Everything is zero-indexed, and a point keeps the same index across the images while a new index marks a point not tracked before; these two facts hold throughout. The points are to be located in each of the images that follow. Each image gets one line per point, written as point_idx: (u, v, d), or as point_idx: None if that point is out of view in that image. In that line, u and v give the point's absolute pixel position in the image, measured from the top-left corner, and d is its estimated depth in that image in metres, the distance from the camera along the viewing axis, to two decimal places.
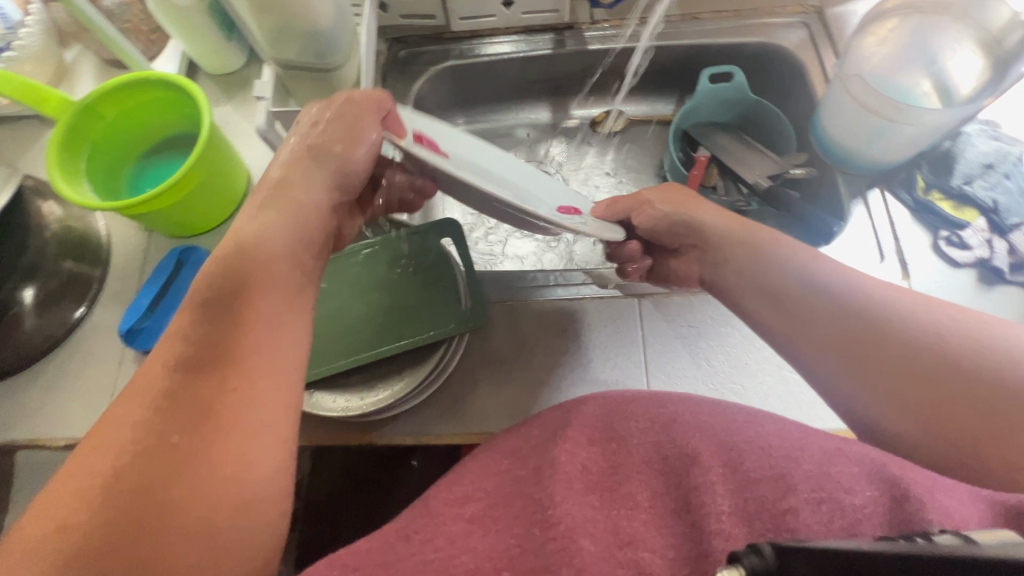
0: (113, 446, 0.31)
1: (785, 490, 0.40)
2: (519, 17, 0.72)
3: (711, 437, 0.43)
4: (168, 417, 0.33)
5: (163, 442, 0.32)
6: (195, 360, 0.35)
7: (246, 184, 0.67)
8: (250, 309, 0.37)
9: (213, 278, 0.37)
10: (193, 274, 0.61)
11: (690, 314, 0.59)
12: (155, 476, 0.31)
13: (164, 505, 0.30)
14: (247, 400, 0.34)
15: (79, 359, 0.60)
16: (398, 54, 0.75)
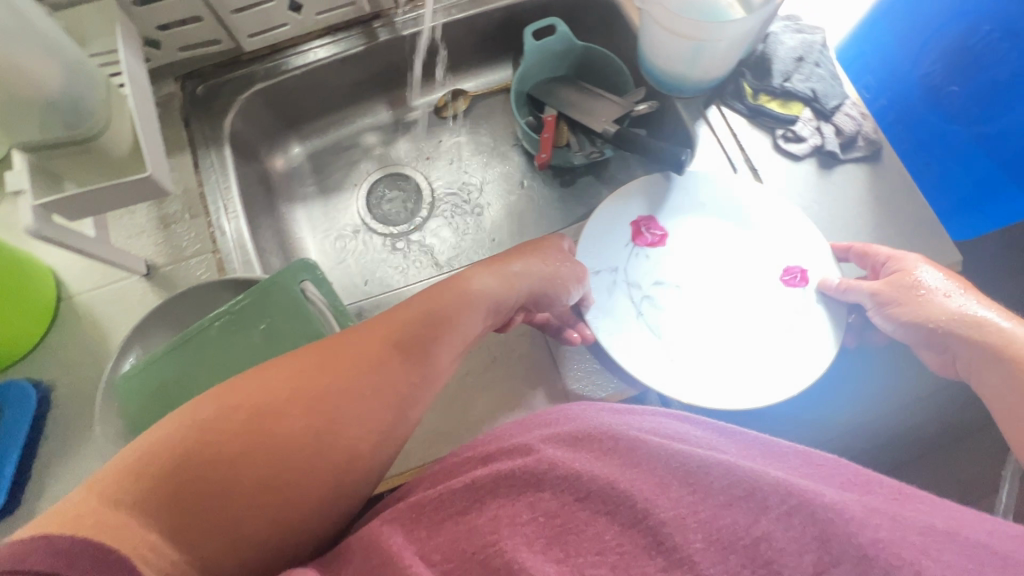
0: (288, 389, 0.35)
1: (755, 509, 0.32)
2: (316, 19, 0.66)
3: (667, 460, 0.35)
4: (317, 395, 0.36)
5: (361, 386, 0.37)
6: (377, 364, 0.38)
7: (57, 288, 0.57)
8: (453, 322, 0.42)
9: (412, 324, 0.40)
10: (19, 413, 0.52)
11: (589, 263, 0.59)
12: (317, 405, 0.36)
13: (272, 480, 0.33)
14: (387, 377, 0.38)
15: None
16: (195, 92, 0.66)
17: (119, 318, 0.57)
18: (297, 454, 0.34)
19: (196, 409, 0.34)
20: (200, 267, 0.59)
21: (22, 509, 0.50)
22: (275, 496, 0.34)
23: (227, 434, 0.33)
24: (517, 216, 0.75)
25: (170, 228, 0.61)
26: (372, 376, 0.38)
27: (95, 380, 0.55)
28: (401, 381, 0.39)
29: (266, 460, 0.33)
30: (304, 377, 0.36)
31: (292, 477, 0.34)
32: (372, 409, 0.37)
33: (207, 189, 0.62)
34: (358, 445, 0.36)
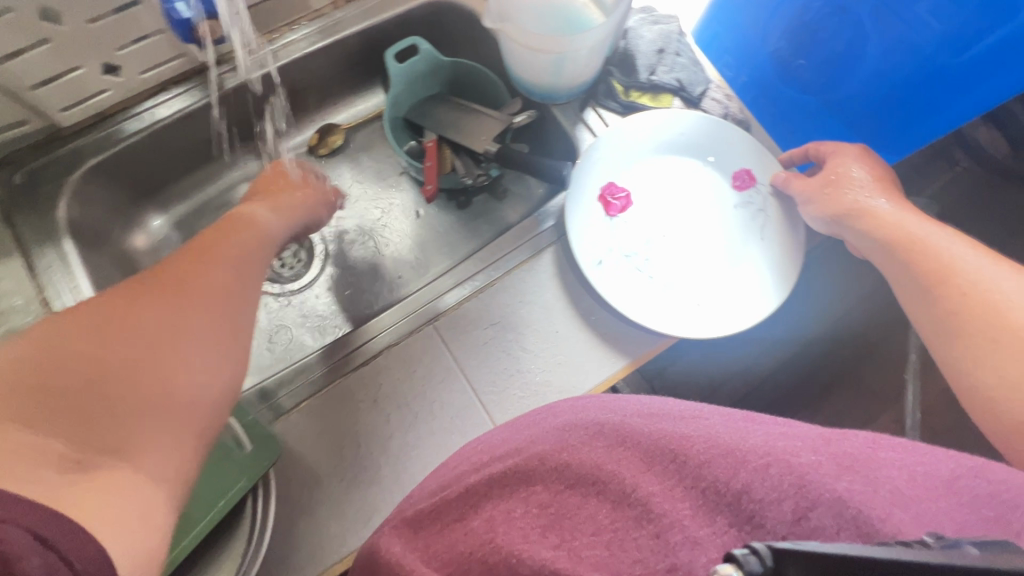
0: (128, 307, 0.35)
1: (733, 463, 0.31)
2: (142, 78, 0.59)
3: (652, 436, 0.34)
4: (163, 309, 0.35)
5: (183, 311, 0.35)
6: (219, 284, 0.39)
7: None
8: (258, 243, 0.44)
9: (234, 242, 0.43)
10: None
11: (506, 290, 0.57)
12: (143, 339, 0.33)
13: (111, 397, 0.31)
14: (227, 287, 0.39)
15: None
16: (12, 181, 0.56)
17: None
18: (137, 395, 0.32)
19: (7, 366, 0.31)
20: None
21: None
22: (134, 436, 0.31)
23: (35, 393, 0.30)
24: (421, 246, 0.71)
25: None
26: (183, 307, 0.36)
27: None
28: (217, 303, 0.37)
29: (101, 398, 0.31)
30: (110, 324, 0.33)
31: (149, 418, 0.32)
32: (212, 329, 0.36)
33: (48, 292, 0.53)
34: (204, 354, 0.35)
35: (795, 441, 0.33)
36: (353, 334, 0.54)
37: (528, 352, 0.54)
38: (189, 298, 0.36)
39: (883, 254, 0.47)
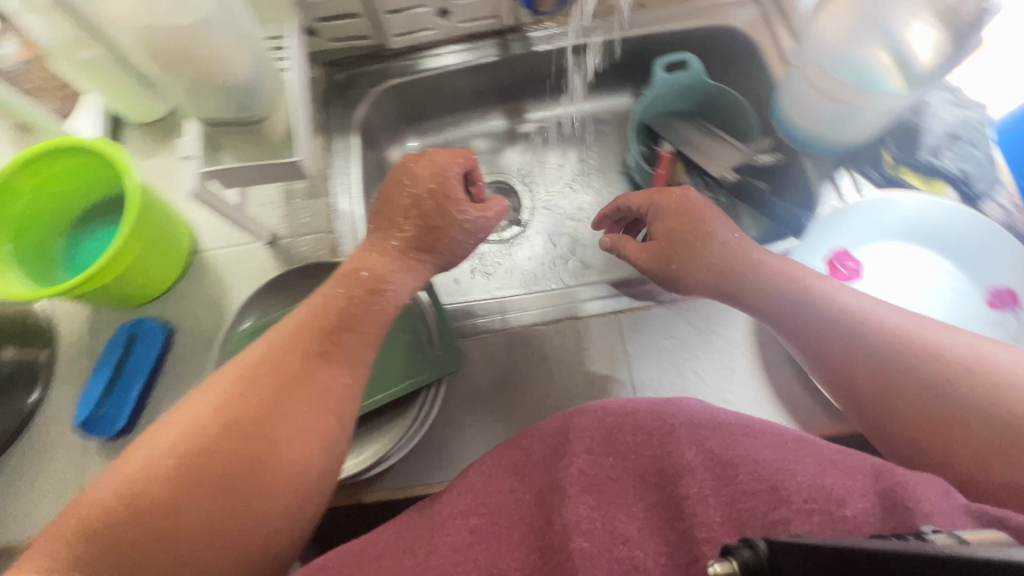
0: (211, 419, 0.41)
1: (776, 498, 0.35)
2: (458, 27, 0.68)
3: (709, 448, 0.39)
4: (248, 436, 0.41)
5: (289, 407, 0.42)
6: (318, 344, 0.45)
7: (192, 241, 0.63)
8: (333, 344, 0.45)
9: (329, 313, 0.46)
10: (146, 347, 0.58)
11: (694, 313, 0.58)
12: (250, 423, 0.41)
13: (220, 490, 0.39)
14: (333, 378, 0.45)
15: (38, 452, 0.57)
16: (336, 79, 0.70)
17: (239, 279, 0.62)
18: (240, 511, 0.39)
19: (109, 504, 0.37)
20: (316, 245, 0.63)
21: (134, 432, 0.57)
22: (259, 479, 0.40)
23: (135, 516, 0.37)
24: None
25: (293, 203, 0.64)
26: (305, 366, 0.44)
27: (211, 330, 0.60)
28: (327, 378, 0.44)
29: (226, 469, 0.39)
30: (211, 393, 0.42)
31: (251, 481, 0.40)
32: (308, 421, 0.43)
33: (332, 172, 0.67)
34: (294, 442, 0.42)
35: (845, 475, 0.37)
36: (552, 296, 0.60)
37: (699, 380, 0.55)
38: (305, 383, 0.44)
39: (873, 364, 0.44)
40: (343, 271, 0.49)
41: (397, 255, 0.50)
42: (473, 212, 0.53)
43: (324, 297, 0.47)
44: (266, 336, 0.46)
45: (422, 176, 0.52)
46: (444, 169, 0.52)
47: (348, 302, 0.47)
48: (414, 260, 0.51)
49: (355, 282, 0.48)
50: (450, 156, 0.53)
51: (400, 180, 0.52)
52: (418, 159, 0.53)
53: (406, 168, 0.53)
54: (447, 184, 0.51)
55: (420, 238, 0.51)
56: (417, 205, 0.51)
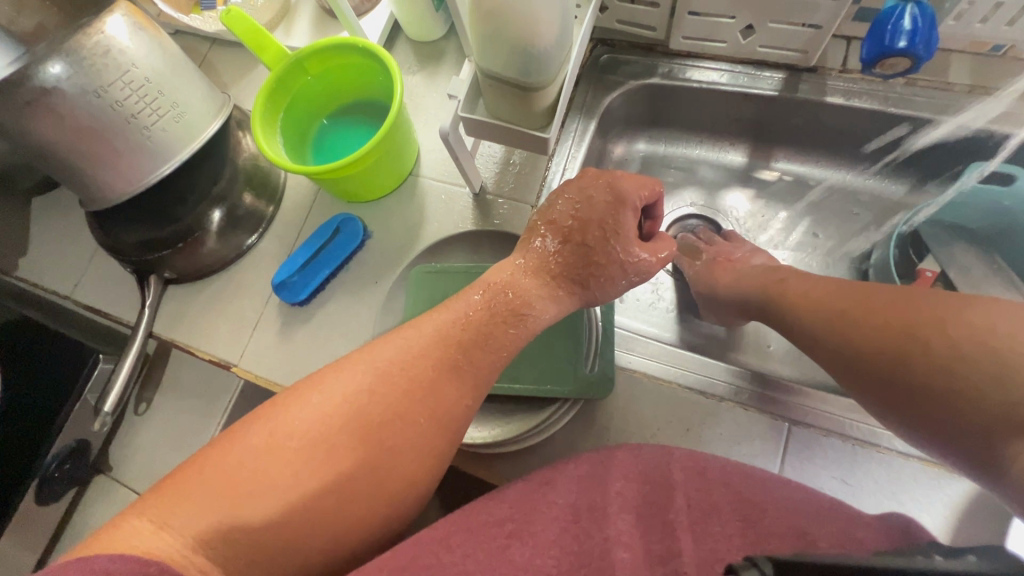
0: (348, 412, 0.46)
1: (802, 540, 0.40)
2: (753, 49, 0.61)
3: (728, 489, 0.44)
4: (373, 439, 0.46)
5: (411, 419, 0.47)
6: (453, 365, 0.49)
7: (413, 164, 0.67)
8: (464, 368, 0.49)
9: (470, 330, 0.49)
10: (344, 242, 0.64)
11: (879, 468, 0.49)
12: (373, 420, 0.46)
13: (342, 486, 0.45)
14: (454, 405, 0.48)
15: (237, 286, 0.67)
16: (600, 58, 0.68)
17: (438, 215, 0.65)
18: (358, 488, 0.45)
19: (242, 466, 0.43)
20: (515, 213, 0.63)
21: (308, 308, 0.64)
22: (371, 480, 0.46)
23: (267, 493, 0.43)
24: None
25: (510, 164, 0.65)
26: (435, 377, 0.48)
27: (398, 250, 0.64)
28: (451, 398, 0.48)
29: (344, 459, 0.45)
30: (340, 385, 0.47)
31: (364, 478, 0.45)
32: (421, 437, 0.47)
33: (558, 149, 0.66)
34: (406, 452, 0.47)
35: (869, 529, 0.41)
36: (723, 375, 0.54)
37: None
38: (426, 400, 0.48)
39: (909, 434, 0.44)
40: (494, 283, 0.51)
41: (545, 276, 0.52)
42: (638, 252, 0.52)
43: (466, 312, 0.50)
44: (401, 336, 0.50)
45: (601, 206, 0.51)
46: (624, 198, 0.51)
47: (491, 316, 0.50)
48: (562, 292, 0.52)
49: (503, 299, 0.50)
50: (636, 186, 0.51)
51: (574, 200, 0.52)
52: (602, 178, 0.52)
53: (587, 190, 0.52)
54: (620, 216, 0.51)
55: (575, 265, 0.51)
56: (585, 231, 0.51)
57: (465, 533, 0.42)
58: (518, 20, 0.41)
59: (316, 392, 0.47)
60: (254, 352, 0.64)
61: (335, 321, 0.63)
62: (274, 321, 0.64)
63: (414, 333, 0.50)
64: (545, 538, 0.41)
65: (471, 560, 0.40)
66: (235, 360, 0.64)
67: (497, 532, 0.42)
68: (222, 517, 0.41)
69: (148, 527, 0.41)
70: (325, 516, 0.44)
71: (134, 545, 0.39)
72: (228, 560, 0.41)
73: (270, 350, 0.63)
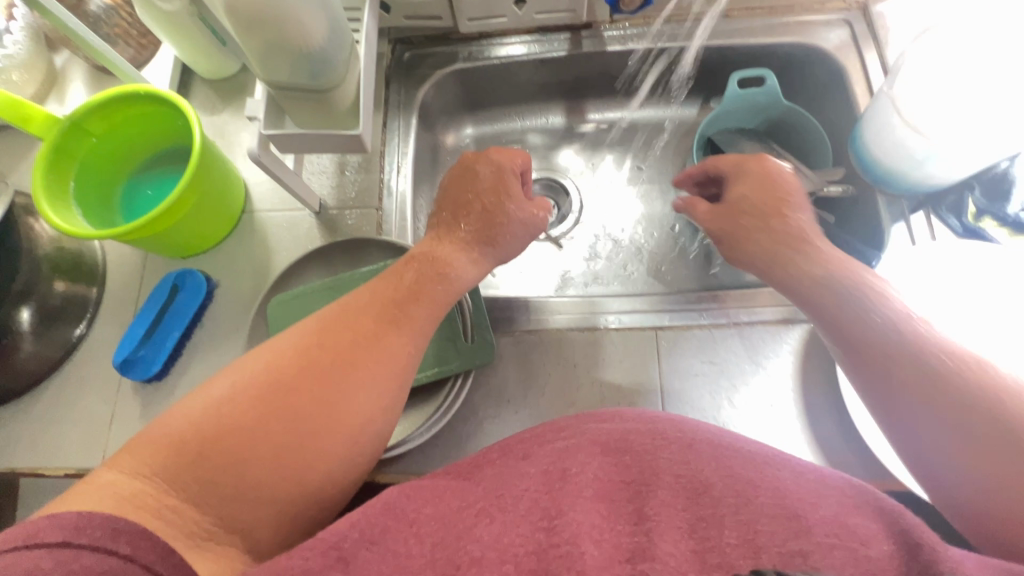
0: (302, 363, 0.42)
1: (796, 530, 0.36)
2: (533, 18, 0.66)
3: (722, 470, 0.41)
4: (324, 393, 0.41)
5: (363, 370, 0.43)
6: (400, 313, 0.46)
7: (244, 201, 0.64)
8: (412, 317, 0.46)
9: (413, 275, 0.48)
10: (188, 299, 0.59)
11: (733, 344, 0.56)
12: (328, 362, 0.42)
13: (286, 452, 0.39)
14: (404, 354, 0.45)
15: (77, 385, 0.59)
16: (402, 56, 0.70)
17: (284, 243, 0.63)
18: (306, 456, 0.39)
19: (195, 414, 0.38)
20: (362, 220, 0.63)
21: (167, 379, 0.58)
22: (324, 440, 0.40)
23: (209, 439, 0.37)
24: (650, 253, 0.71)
25: (344, 175, 0.65)
26: (381, 325, 0.45)
27: (252, 289, 0.61)
28: (401, 347, 0.45)
29: (296, 416, 0.40)
30: (295, 334, 0.43)
31: (319, 441, 0.40)
32: (378, 392, 0.43)
33: (386, 149, 0.66)
34: (367, 408, 0.42)
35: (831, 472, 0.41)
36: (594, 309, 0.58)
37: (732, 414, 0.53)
38: (378, 352, 0.44)
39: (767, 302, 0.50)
40: (417, 253, 0.50)
41: (458, 244, 0.52)
42: (532, 209, 0.54)
43: (398, 273, 0.49)
44: (344, 296, 0.47)
45: (487, 172, 0.53)
46: (502, 166, 0.54)
47: (416, 279, 0.48)
48: (478, 253, 0.52)
49: (425, 262, 0.49)
50: (508, 155, 0.55)
51: (458, 180, 0.54)
52: (478, 157, 0.55)
53: (471, 175, 0.54)
54: (505, 181, 0.53)
55: (483, 229, 0.52)
56: (480, 202, 0.53)
57: (436, 522, 0.38)
58: (283, 24, 0.42)
59: (271, 347, 0.43)
60: (117, 446, 0.57)
61: (201, 383, 0.58)
62: (132, 405, 0.58)
63: (367, 287, 0.48)
64: (514, 518, 0.38)
65: (437, 551, 0.36)
66: (95, 463, 0.57)
67: (466, 514, 0.39)
68: (160, 465, 0.36)
69: (115, 478, 0.35)
70: (267, 484, 0.38)
71: (83, 501, 0.34)
72: (199, 501, 0.36)
73: None
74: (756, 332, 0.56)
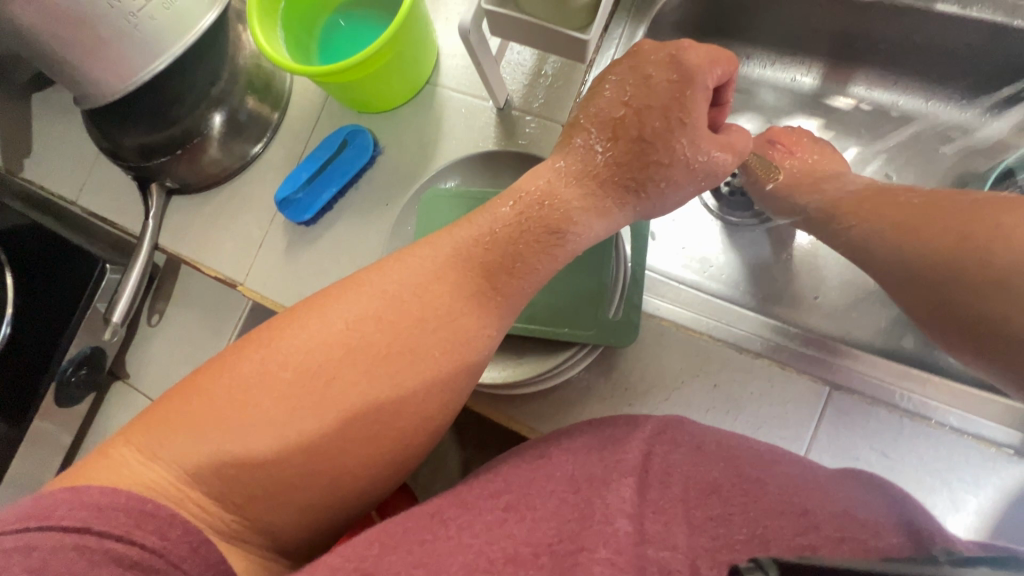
0: (347, 339, 0.38)
1: (804, 525, 0.34)
2: None
3: (729, 464, 0.39)
4: (372, 373, 0.38)
5: (422, 353, 0.39)
6: (474, 288, 0.41)
7: (431, 71, 0.59)
8: (490, 300, 0.41)
9: (502, 238, 0.41)
10: (352, 157, 0.58)
11: (923, 445, 0.44)
12: (376, 351, 0.39)
13: (328, 435, 0.37)
14: (469, 341, 0.41)
15: (240, 202, 0.63)
16: None
17: (456, 132, 0.58)
18: (346, 440, 0.38)
19: (230, 396, 0.37)
20: (543, 134, 0.56)
21: (315, 228, 0.59)
22: (370, 425, 0.38)
23: (244, 424, 0.36)
24: (848, 286, 0.57)
25: (541, 75, 0.56)
26: (451, 306, 0.40)
27: (413, 169, 0.58)
28: (471, 325, 0.40)
29: (337, 400, 0.38)
30: (343, 309, 0.40)
31: (362, 426, 0.38)
32: (431, 383, 0.40)
33: (597, 59, 0.56)
34: (414, 400, 0.39)
35: (870, 507, 0.36)
36: (762, 331, 0.49)
37: None
38: (438, 338, 0.40)
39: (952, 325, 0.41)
40: (527, 193, 0.42)
41: (590, 183, 0.42)
42: (708, 148, 0.43)
43: (492, 224, 0.42)
44: (413, 253, 0.42)
45: (664, 87, 0.41)
46: (694, 77, 0.41)
47: (521, 233, 0.41)
48: (612, 203, 0.42)
49: (537, 212, 0.41)
50: (706, 60, 0.41)
51: (624, 86, 0.43)
52: (661, 49, 0.42)
53: (641, 91, 0.42)
54: (686, 98, 0.41)
55: (631, 166, 0.42)
56: (641, 122, 0.42)
57: (459, 509, 0.38)
58: None
59: (313, 315, 0.40)
60: (260, 272, 0.61)
61: (343, 243, 0.59)
62: (280, 239, 0.60)
63: (431, 251, 0.42)
64: (545, 512, 0.36)
65: (468, 532, 0.35)
66: (240, 279, 0.61)
67: (493, 507, 0.37)
68: (194, 443, 0.36)
69: (134, 458, 0.37)
70: (305, 466, 0.37)
71: (121, 480, 0.35)
72: (227, 493, 0.37)
73: (277, 271, 0.60)
74: (960, 442, 0.44)
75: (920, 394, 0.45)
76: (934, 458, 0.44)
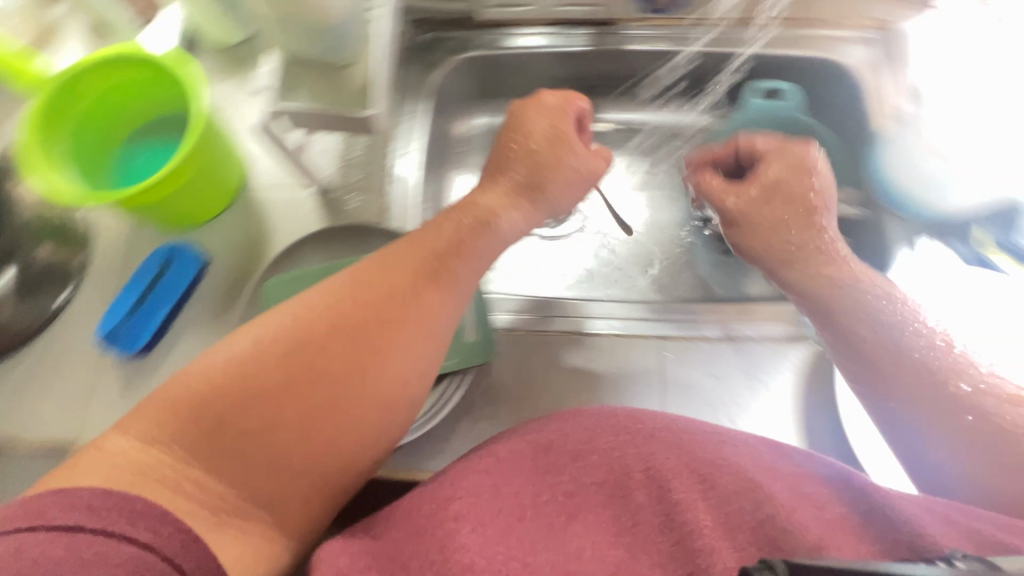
0: (290, 371, 0.38)
1: (758, 500, 0.39)
2: (553, 9, 0.66)
3: (679, 451, 0.42)
4: (315, 404, 0.38)
5: (361, 383, 0.39)
6: (402, 322, 0.41)
7: (245, 176, 0.61)
8: (418, 327, 0.41)
9: (413, 271, 0.43)
10: (179, 273, 0.57)
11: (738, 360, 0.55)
12: (317, 381, 0.38)
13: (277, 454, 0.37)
14: (405, 370, 0.40)
15: (55, 355, 0.57)
16: (419, 38, 0.68)
17: (283, 223, 0.61)
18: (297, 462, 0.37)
19: (191, 406, 0.37)
20: (366, 204, 0.61)
21: (152, 356, 0.56)
22: (320, 446, 0.38)
23: (205, 435, 0.36)
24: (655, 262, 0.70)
25: (353, 157, 0.63)
26: (382, 333, 0.40)
27: (249, 268, 0.59)
28: (401, 358, 0.40)
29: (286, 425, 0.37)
30: (291, 324, 0.39)
31: (311, 449, 0.37)
32: (376, 411, 0.39)
33: (396, 134, 0.65)
34: (360, 425, 0.39)
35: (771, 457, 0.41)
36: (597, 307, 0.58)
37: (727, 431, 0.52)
38: (375, 369, 0.39)
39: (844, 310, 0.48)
40: (424, 239, 0.45)
41: (468, 231, 0.46)
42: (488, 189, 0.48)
43: (403, 259, 0.43)
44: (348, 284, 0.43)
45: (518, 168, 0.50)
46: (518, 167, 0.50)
47: (417, 268, 0.43)
48: (480, 241, 0.46)
49: (429, 255, 0.44)
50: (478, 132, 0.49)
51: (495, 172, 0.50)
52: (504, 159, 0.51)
53: (470, 199, 0.48)
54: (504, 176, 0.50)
55: (490, 225, 0.47)
56: (500, 197, 0.49)
57: (376, 544, 0.38)
58: None
59: (266, 325, 0.39)
60: (94, 421, 0.54)
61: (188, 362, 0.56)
62: (113, 379, 0.55)
63: (365, 283, 0.42)
64: (453, 509, 0.38)
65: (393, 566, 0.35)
66: (70, 438, 0.54)
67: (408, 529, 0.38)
68: (146, 481, 0.35)
69: (115, 450, 0.36)
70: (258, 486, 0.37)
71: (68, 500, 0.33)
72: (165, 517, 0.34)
73: (115, 414, 0.54)
74: (760, 350, 0.55)
75: (725, 326, 0.56)
76: (750, 370, 0.54)
